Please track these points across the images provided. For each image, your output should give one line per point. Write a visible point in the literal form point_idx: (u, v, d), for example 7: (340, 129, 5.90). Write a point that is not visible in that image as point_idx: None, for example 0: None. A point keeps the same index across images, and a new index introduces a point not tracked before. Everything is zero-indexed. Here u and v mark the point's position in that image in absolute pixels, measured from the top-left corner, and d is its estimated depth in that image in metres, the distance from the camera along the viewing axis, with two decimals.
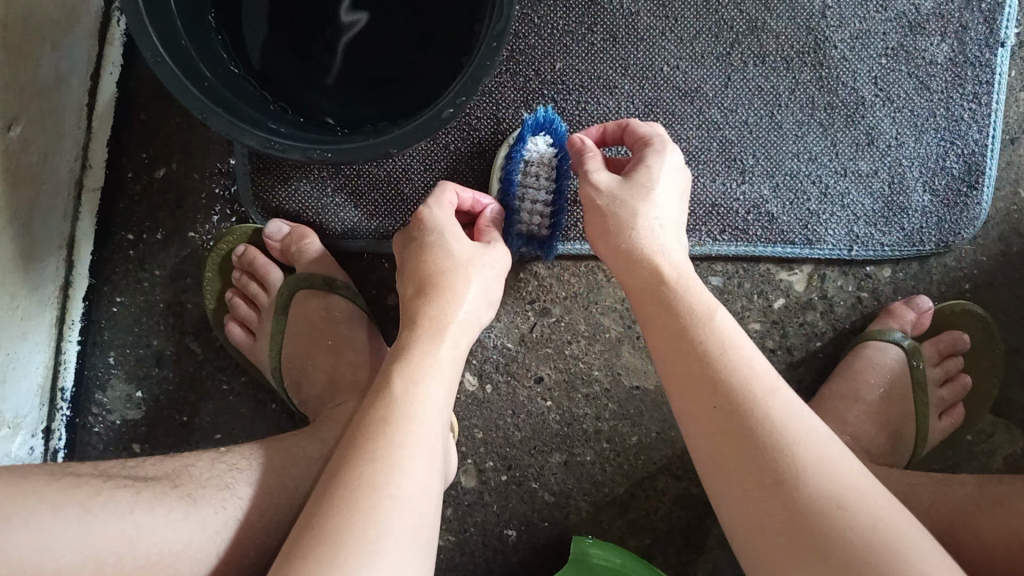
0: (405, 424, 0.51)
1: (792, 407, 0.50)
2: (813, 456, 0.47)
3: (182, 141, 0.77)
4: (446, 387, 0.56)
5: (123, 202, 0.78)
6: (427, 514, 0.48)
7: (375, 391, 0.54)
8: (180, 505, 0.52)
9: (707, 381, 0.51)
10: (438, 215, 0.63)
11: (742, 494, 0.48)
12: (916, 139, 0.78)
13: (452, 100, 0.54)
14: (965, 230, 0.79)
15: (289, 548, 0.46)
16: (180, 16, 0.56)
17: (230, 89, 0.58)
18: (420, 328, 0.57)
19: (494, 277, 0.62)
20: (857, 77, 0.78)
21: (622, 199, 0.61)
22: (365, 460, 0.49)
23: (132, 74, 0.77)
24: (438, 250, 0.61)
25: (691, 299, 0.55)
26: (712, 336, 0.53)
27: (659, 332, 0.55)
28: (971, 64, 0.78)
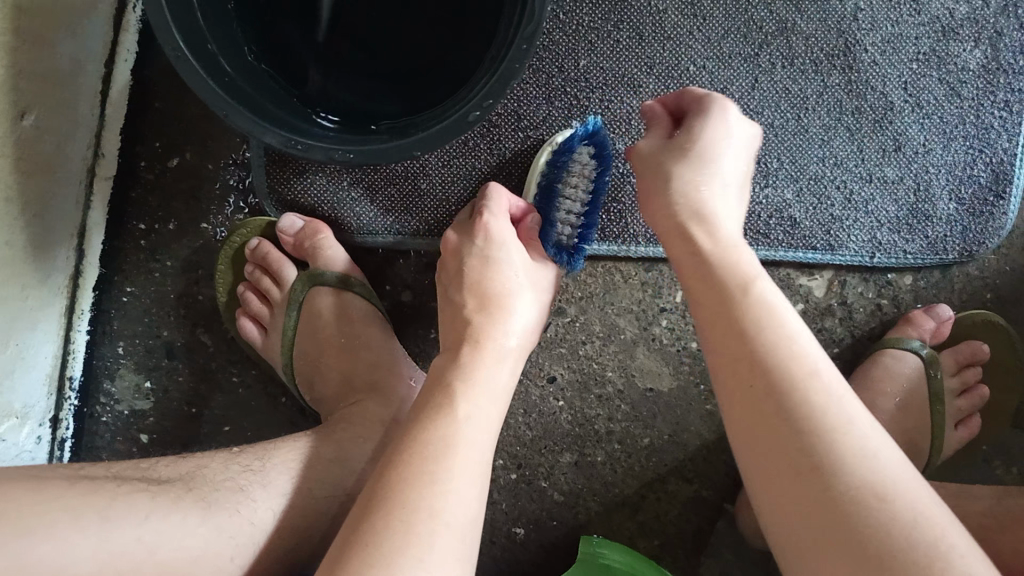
0: (463, 447, 0.50)
1: (835, 388, 0.46)
2: (855, 442, 0.44)
3: (197, 130, 0.76)
4: (500, 413, 0.55)
5: (136, 190, 0.76)
6: (473, 541, 0.48)
7: (433, 402, 0.53)
8: (195, 510, 0.52)
9: (744, 358, 0.48)
10: (502, 230, 0.63)
11: (776, 476, 0.45)
12: (944, 147, 0.77)
13: (480, 103, 0.52)
14: (989, 240, 0.77)
15: (335, 560, 0.45)
16: (201, 7, 0.55)
17: (250, 84, 0.57)
18: (481, 348, 0.56)
19: (543, 302, 0.63)
20: (886, 81, 0.76)
21: (663, 165, 0.59)
22: (421, 483, 0.48)
23: (148, 59, 0.75)
24: (503, 269, 0.61)
25: (731, 268, 0.52)
26: (751, 310, 0.50)
27: (698, 303, 0.53)
28: (1004, 72, 0.76)
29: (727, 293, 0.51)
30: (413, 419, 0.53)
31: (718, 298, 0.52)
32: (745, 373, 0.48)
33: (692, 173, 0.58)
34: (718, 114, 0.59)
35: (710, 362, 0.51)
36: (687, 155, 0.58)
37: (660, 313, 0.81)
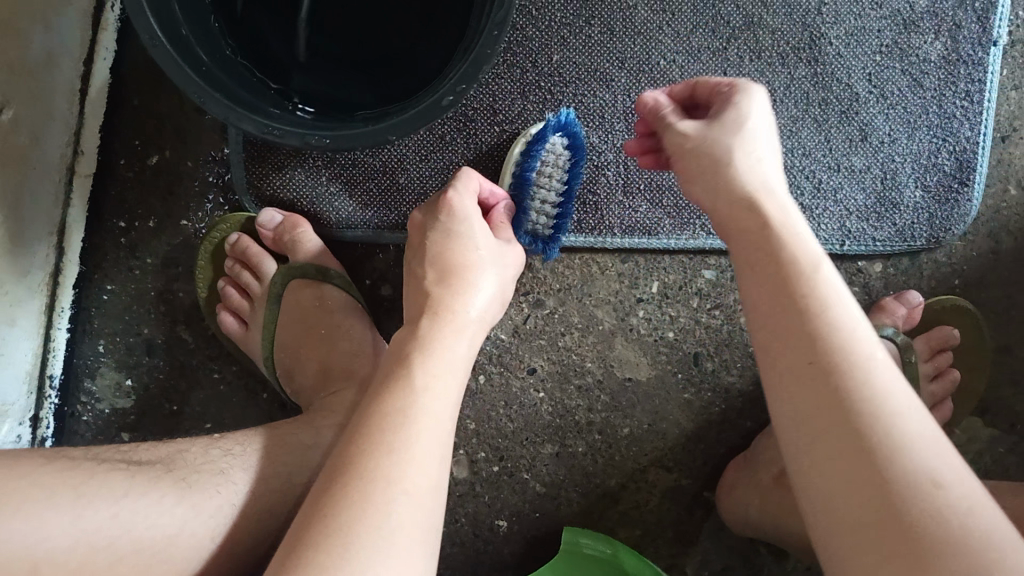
0: (422, 416, 0.51)
1: (891, 377, 0.47)
2: (913, 431, 0.45)
3: (176, 127, 0.76)
4: (460, 380, 0.56)
5: (115, 187, 0.77)
6: (435, 507, 0.49)
7: (393, 373, 0.54)
8: (174, 490, 0.52)
9: (803, 334, 0.49)
10: (465, 205, 0.63)
11: (822, 452, 0.46)
12: (908, 136, 0.79)
13: (452, 87, 0.54)
14: (955, 227, 0.79)
15: (298, 531, 0.47)
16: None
17: (227, 74, 0.58)
18: (442, 318, 0.57)
19: (508, 277, 0.64)
20: (851, 73, 0.78)
21: (712, 139, 0.56)
22: (380, 453, 0.49)
23: (126, 58, 0.76)
24: (466, 243, 0.61)
25: (796, 248, 0.52)
26: (816, 292, 0.50)
27: (752, 280, 0.52)
28: (963, 62, 0.78)
29: (788, 269, 0.51)
30: (374, 388, 0.53)
31: (776, 273, 0.51)
32: (805, 351, 0.48)
33: (745, 153, 0.56)
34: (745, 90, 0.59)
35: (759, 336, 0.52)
36: (735, 131, 0.56)
37: (637, 304, 0.82)
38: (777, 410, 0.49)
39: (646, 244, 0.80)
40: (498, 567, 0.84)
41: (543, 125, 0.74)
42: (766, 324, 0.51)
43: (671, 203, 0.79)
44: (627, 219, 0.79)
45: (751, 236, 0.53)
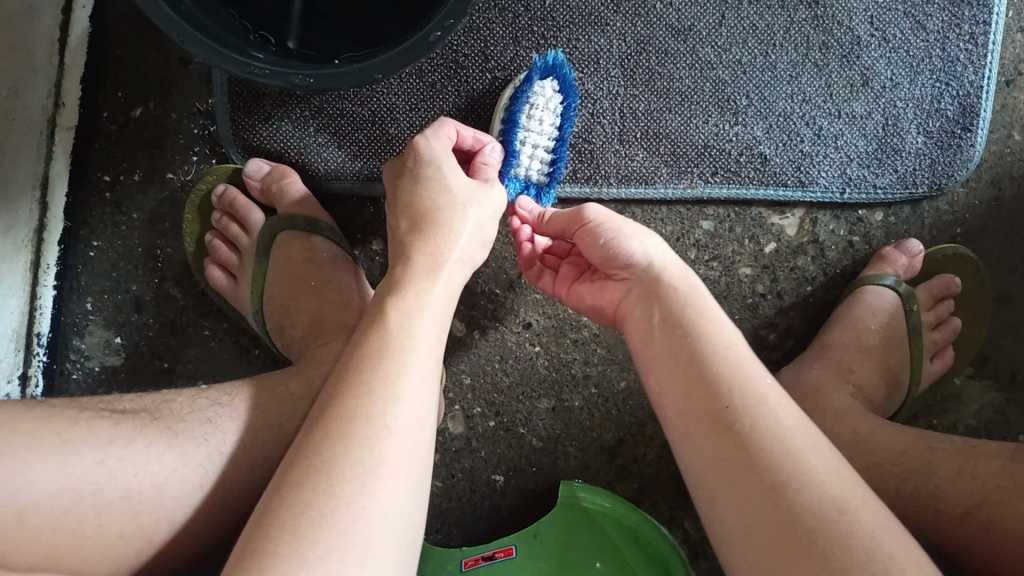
0: (399, 354, 0.50)
1: (795, 420, 0.49)
2: (817, 463, 0.46)
3: (159, 78, 0.74)
4: (443, 317, 0.56)
5: (99, 141, 0.75)
6: (423, 440, 0.49)
7: (368, 321, 0.53)
8: (159, 439, 0.51)
9: (713, 383, 0.51)
10: (435, 146, 0.63)
11: (738, 493, 0.46)
12: (910, 81, 0.77)
13: (440, 23, 0.53)
14: (958, 173, 0.78)
15: (284, 475, 0.46)
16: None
17: (208, 16, 0.56)
18: (415, 261, 0.57)
19: (488, 215, 0.62)
20: (853, 15, 0.76)
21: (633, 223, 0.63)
22: (359, 394, 0.48)
23: (106, 6, 0.74)
24: (434, 184, 0.61)
25: (711, 314, 0.55)
26: (721, 345, 0.53)
27: (661, 342, 0.55)
28: (969, 3, 0.76)
29: (696, 326, 0.54)
30: (354, 337, 0.53)
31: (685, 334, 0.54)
32: (717, 399, 0.50)
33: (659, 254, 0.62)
34: None
35: (668, 396, 0.53)
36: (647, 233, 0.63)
37: None
38: (685, 450, 0.51)
39: (642, 194, 0.77)
40: (497, 523, 0.83)
41: (530, 71, 0.72)
42: (676, 381, 0.52)
43: (668, 150, 0.77)
44: (623, 168, 0.77)
45: (664, 297, 0.56)
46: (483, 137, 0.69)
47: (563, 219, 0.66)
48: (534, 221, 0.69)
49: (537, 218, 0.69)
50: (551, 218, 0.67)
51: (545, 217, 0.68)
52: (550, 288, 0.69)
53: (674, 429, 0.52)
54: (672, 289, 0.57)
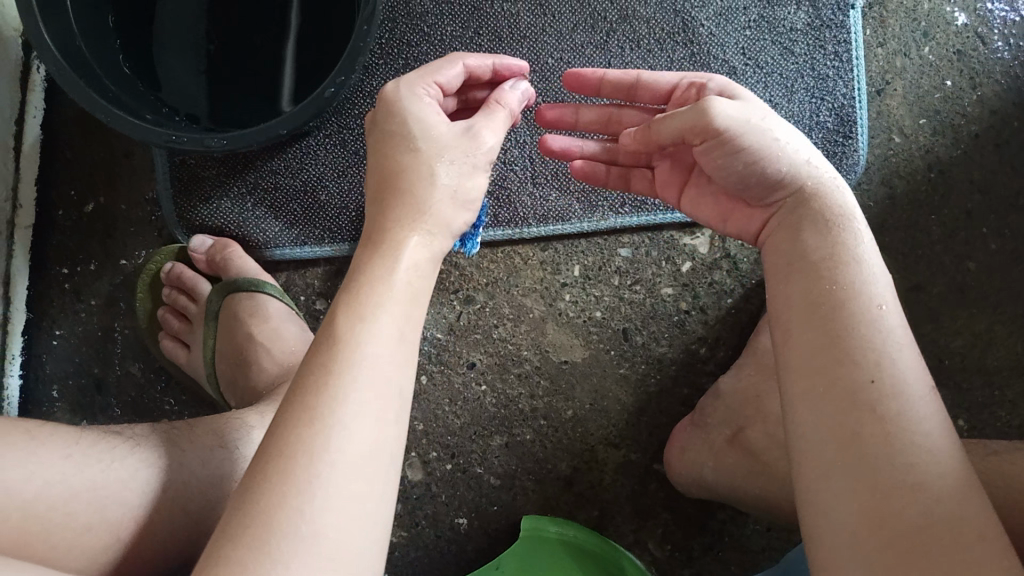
0: (357, 366, 0.45)
1: (934, 414, 0.44)
2: (948, 474, 0.41)
3: (106, 174, 0.82)
4: (415, 313, 0.50)
5: (56, 237, 0.82)
6: (382, 466, 0.44)
7: (328, 316, 0.48)
8: (122, 442, 0.57)
9: (842, 342, 0.47)
10: (406, 96, 0.59)
11: (848, 468, 0.43)
12: (788, 99, 0.85)
13: (333, 80, 0.62)
14: (846, 177, 0.84)
15: (234, 502, 0.42)
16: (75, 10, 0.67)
17: (130, 97, 0.68)
18: (375, 250, 0.52)
19: (467, 170, 0.57)
20: (726, 49, 0.84)
21: (751, 127, 0.57)
22: (306, 423, 0.43)
23: (56, 116, 0.82)
24: (399, 145, 0.57)
25: (858, 261, 0.51)
26: (865, 297, 0.49)
27: (791, 281, 0.52)
28: (827, 27, 0.85)
29: (831, 273, 0.50)
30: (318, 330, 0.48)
31: (818, 274, 0.51)
32: (861, 370, 0.45)
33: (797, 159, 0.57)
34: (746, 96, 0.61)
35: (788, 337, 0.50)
36: (784, 138, 0.57)
37: (563, 288, 0.86)
38: (799, 409, 0.47)
39: (559, 229, 0.86)
40: (465, 567, 0.84)
41: None
42: (807, 317, 0.49)
43: (578, 189, 0.86)
44: (540, 208, 0.86)
45: (813, 228, 0.54)
46: (489, 58, 0.66)
47: (677, 122, 0.58)
48: (643, 136, 0.62)
49: (646, 127, 0.61)
50: (664, 121, 0.59)
51: (654, 124, 0.60)
52: (651, 186, 0.71)
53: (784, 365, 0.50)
54: (828, 233, 0.53)
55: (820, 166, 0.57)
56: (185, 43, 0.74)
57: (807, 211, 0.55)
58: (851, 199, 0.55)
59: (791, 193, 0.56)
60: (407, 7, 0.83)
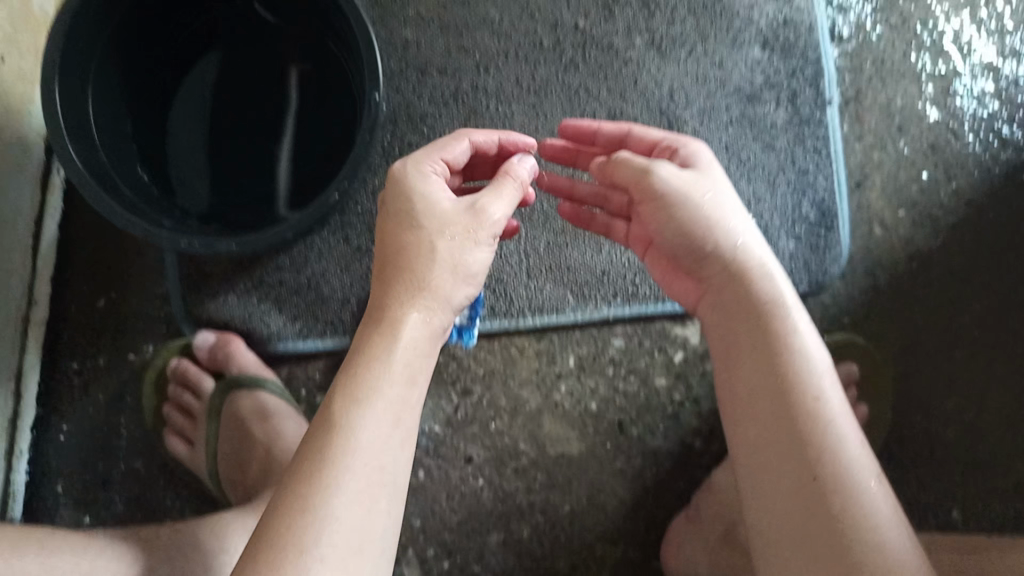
0: (352, 457, 0.48)
1: (876, 493, 0.52)
2: (892, 554, 0.49)
3: (118, 273, 0.85)
4: (412, 392, 0.53)
5: (67, 333, 0.84)
6: (374, 552, 0.47)
7: (328, 398, 0.51)
8: (123, 552, 0.61)
9: (789, 426, 0.55)
10: (412, 173, 0.61)
11: (804, 548, 0.51)
12: (771, 193, 0.88)
13: (338, 186, 0.66)
14: (831, 268, 0.87)
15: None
16: (97, 125, 0.70)
17: (146, 205, 0.70)
18: (377, 328, 0.54)
19: (468, 240, 0.58)
20: (709, 145, 0.88)
21: (696, 197, 0.63)
22: (302, 514, 0.45)
23: (71, 217, 0.86)
24: (402, 224, 0.58)
25: (804, 350, 0.58)
26: (809, 384, 0.56)
27: (742, 368, 0.59)
28: (806, 123, 0.89)
29: (777, 361, 0.57)
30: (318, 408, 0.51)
31: (764, 359, 0.58)
32: (806, 459, 0.53)
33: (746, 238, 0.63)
34: (701, 159, 0.67)
35: (739, 419, 0.58)
36: (730, 214, 0.64)
37: (558, 379, 0.88)
38: (761, 489, 0.55)
39: (554, 320, 0.88)
40: None
41: None
42: (755, 403, 0.57)
43: (571, 282, 0.89)
44: (535, 301, 0.88)
45: (760, 314, 0.60)
46: (496, 134, 0.70)
47: (631, 173, 0.64)
48: (600, 169, 0.67)
49: (604, 161, 0.66)
50: (620, 164, 0.65)
51: (612, 161, 0.65)
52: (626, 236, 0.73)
53: (739, 445, 0.58)
54: (774, 319, 0.59)
55: (763, 245, 0.64)
56: (201, 143, 0.79)
57: (751, 294, 0.61)
58: (789, 287, 0.62)
59: (738, 269, 0.62)
60: (405, 107, 0.86)
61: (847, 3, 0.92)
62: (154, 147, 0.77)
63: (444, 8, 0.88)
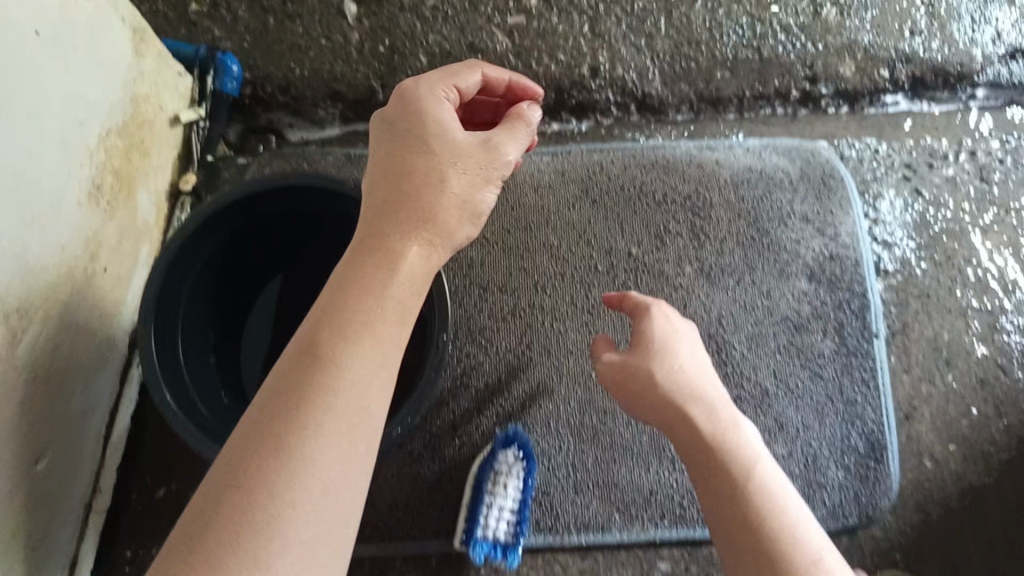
0: (336, 393, 0.48)
1: None
2: None
3: (182, 462, 0.89)
4: (402, 331, 0.53)
5: (126, 519, 0.87)
6: (352, 520, 0.46)
7: (316, 335, 0.50)
8: None
9: (764, 552, 0.59)
10: (428, 96, 0.62)
11: None
12: (820, 421, 0.90)
13: (401, 420, 0.66)
14: (881, 500, 0.87)
15: (206, 523, 0.43)
16: (183, 348, 0.72)
17: (222, 423, 0.70)
18: (337, 343, 0.50)
19: (477, 178, 0.59)
20: (758, 371, 0.91)
21: (672, 364, 0.70)
22: (277, 455, 0.45)
23: (145, 406, 0.91)
24: (420, 149, 0.59)
25: (770, 485, 0.63)
26: (778, 514, 0.61)
27: (718, 502, 0.63)
28: (854, 354, 0.92)
29: (746, 494, 0.62)
30: (325, 295, 0.53)
31: (734, 494, 0.62)
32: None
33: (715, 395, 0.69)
34: (678, 322, 0.74)
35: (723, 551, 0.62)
36: (703, 379, 0.70)
37: None
38: None
39: (599, 538, 0.85)
40: None
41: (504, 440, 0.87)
42: (733, 535, 0.61)
43: (618, 499, 0.86)
44: (579, 516, 0.86)
45: (723, 457, 0.65)
46: (508, 72, 0.74)
47: (616, 359, 0.71)
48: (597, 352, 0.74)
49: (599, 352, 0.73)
50: (611, 360, 0.72)
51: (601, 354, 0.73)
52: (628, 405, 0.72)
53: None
54: (740, 461, 0.64)
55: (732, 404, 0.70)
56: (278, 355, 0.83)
57: (722, 449, 0.65)
58: (755, 441, 0.67)
59: (713, 427, 0.66)
60: (468, 320, 0.91)
61: (893, 239, 0.96)
62: (228, 358, 0.81)
63: (508, 231, 0.94)
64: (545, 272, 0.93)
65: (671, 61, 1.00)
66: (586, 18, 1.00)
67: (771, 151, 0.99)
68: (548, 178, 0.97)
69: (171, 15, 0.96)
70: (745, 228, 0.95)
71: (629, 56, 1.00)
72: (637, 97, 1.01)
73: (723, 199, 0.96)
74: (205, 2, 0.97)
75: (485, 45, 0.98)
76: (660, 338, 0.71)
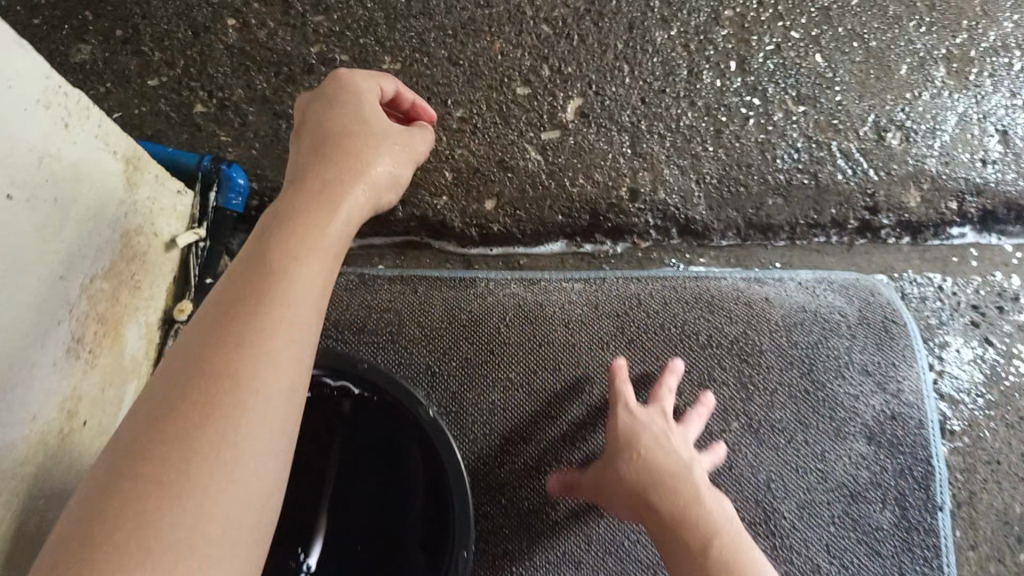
0: (251, 380, 0.43)
1: None
2: None
3: None
4: (348, 229, 0.53)
5: None
6: (240, 545, 0.41)
7: (211, 327, 0.45)
8: None
9: None
10: (356, 84, 0.65)
11: None
12: None
13: None
14: None
15: (82, 540, 0.37)
16: None
17: None
18: (238, 349, 0.44)
19: (400, 169, 0.61)
20: (809, 543, 0.82)
21: (671, 433, 0.75)
22: (164, 488, 0.39)
23: None
24: (348, 110, 0.61)
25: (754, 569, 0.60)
26: None
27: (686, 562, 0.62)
28: (916, 528, 0.83)
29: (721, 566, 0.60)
30: (237, 261, 0.49)
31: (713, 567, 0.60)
32: None
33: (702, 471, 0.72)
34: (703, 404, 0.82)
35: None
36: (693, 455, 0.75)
37: None
38: None
39: None
40: None
41: None
42: None
43: None
44: None
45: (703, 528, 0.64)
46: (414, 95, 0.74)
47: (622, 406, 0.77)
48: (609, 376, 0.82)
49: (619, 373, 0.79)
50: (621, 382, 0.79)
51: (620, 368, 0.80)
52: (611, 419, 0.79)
53: None
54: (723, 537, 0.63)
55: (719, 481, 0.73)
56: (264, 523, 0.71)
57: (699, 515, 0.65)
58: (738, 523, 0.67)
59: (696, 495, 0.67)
60: (487, 476, 0.81)
61: (959, 396, 0.88)
62: None
63: (535, 372, 0.84)
64: (575, 420, 0.83)
65: (719, 185, 0.91)
66: (627, 134, 0.91)
67: (827, 288, 0.91)
68: (581, 312, 0.87)
69: (174, 117, 0.88)
70: (799, 380, 0.86)
71: (674, 178, 0.91)
72: (680, 221, 0.92)
73: (775, 345, 0.87)
74: (212, 104, 0.88)
75: (516, 162, 0.90)
76: (667, 414, 0.78)
